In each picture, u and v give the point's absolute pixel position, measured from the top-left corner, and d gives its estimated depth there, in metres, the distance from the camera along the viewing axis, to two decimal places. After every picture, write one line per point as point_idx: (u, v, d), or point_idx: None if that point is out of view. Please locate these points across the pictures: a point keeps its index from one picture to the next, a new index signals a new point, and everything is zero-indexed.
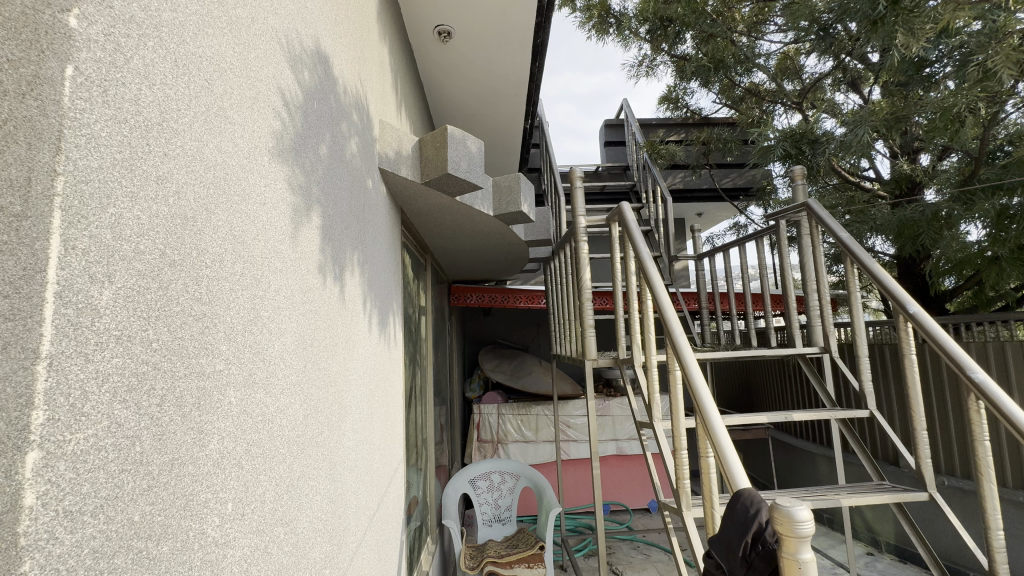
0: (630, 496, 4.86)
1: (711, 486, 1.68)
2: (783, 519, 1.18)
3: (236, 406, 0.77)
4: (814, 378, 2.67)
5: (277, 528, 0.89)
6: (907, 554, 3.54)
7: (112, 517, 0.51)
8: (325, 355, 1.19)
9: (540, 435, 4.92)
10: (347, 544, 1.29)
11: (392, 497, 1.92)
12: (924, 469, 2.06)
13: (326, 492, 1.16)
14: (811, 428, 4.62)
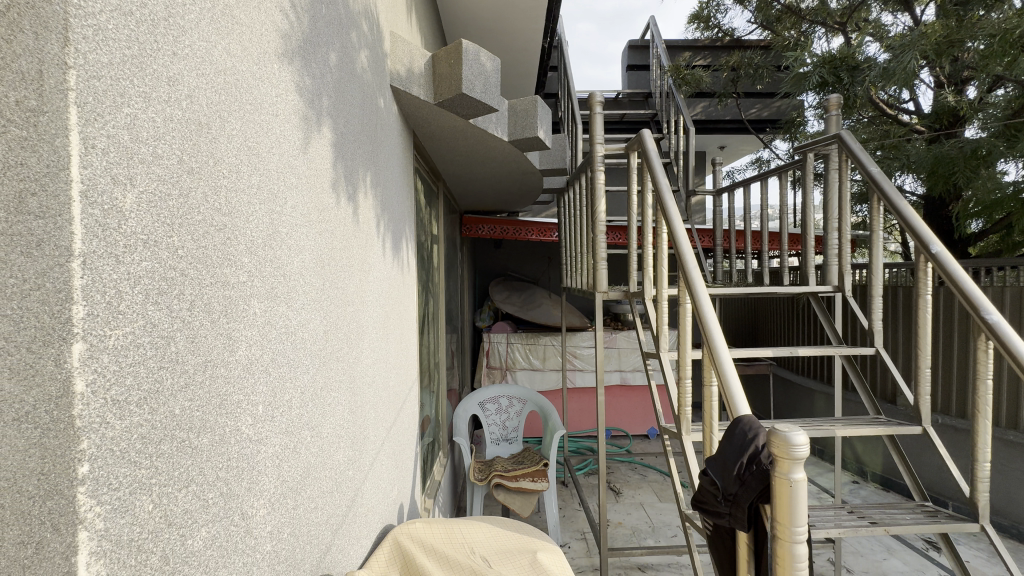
0: (631, 423, 5.10)
1: (712, 413, 1.75)
2: (780, 443, 1.24)
3: (261, 317, 0.79)
4: (824, 316, 2.68)
5: (305, 431, 0.96)
6: (891, 483, 3.74)
7: (155, 408, 0.55)
8: (342, 276, 1.21)
9: (547, 364, 5.09)
10: (367, 451, 1.39)
11: (408, 413, 2.04)
12: (921, 405, 2.12)
13: (347, 404, 1.22)
14: (814, 366, 4.71)
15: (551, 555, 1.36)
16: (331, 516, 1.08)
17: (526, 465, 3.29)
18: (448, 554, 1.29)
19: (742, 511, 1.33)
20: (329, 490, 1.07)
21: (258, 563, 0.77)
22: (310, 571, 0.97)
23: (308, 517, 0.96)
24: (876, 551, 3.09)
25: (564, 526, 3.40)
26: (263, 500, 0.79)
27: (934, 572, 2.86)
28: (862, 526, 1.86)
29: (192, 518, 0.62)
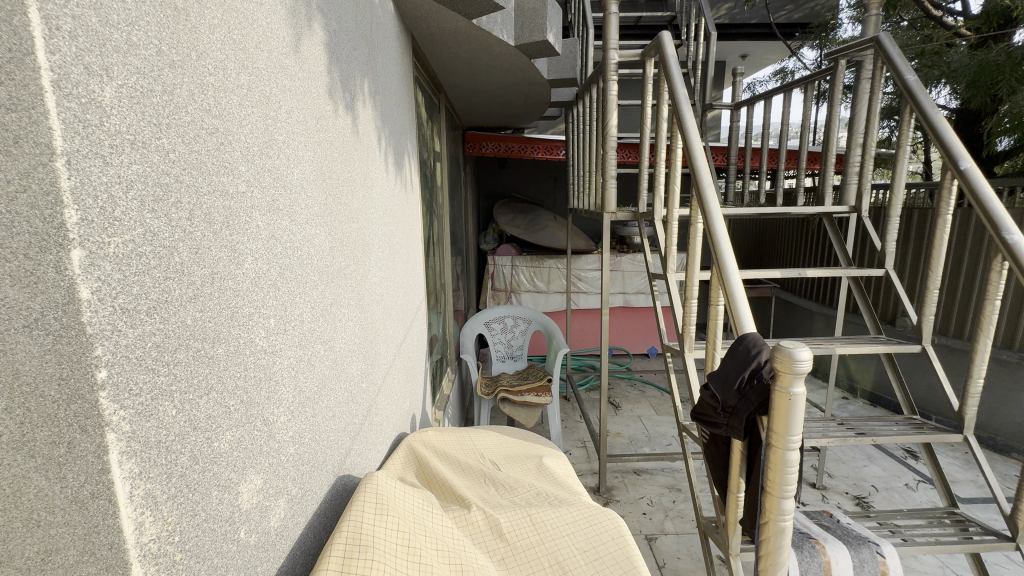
0: (632, 344, 5.24)
1: (716, 332, 1.78)
2: (784, 358, 1.25)
3: (265, 230, 0.77)
4: (836, 237, 2.63)
5: (318, 344, 0.97)
6: (879, 399, 3.91)
7: (166, 318, 0.55)
8: (345, 192, 1.17)
9: (552, 286, 5.13)
10: (379, 365, 1.43)
11: (416, 330, 2.09)
12: (924, 325, 2.14)
13: (357, 320, 1.24)
14: (818, 289, 4.73)
15: (557, 460, 1.45)
16: (348, 424, 1.14)
17: (530, 380, 3.44)
18: (458, 458, 1.36)
19: (739, 422, 1.40)
20: (345, 400, 1.12)
21: (283, 463, 0.81)
22: (332, 471, 1.03)
23: (326, 424, 1.01)
24: (857, 459, 3.30)
25: (566, 435, 3.62)
26: (283, 409, 0.82)
27: (910, 477, 3.07)
28: (851, 436, 1.96)
29: (217, 423, 0.64)
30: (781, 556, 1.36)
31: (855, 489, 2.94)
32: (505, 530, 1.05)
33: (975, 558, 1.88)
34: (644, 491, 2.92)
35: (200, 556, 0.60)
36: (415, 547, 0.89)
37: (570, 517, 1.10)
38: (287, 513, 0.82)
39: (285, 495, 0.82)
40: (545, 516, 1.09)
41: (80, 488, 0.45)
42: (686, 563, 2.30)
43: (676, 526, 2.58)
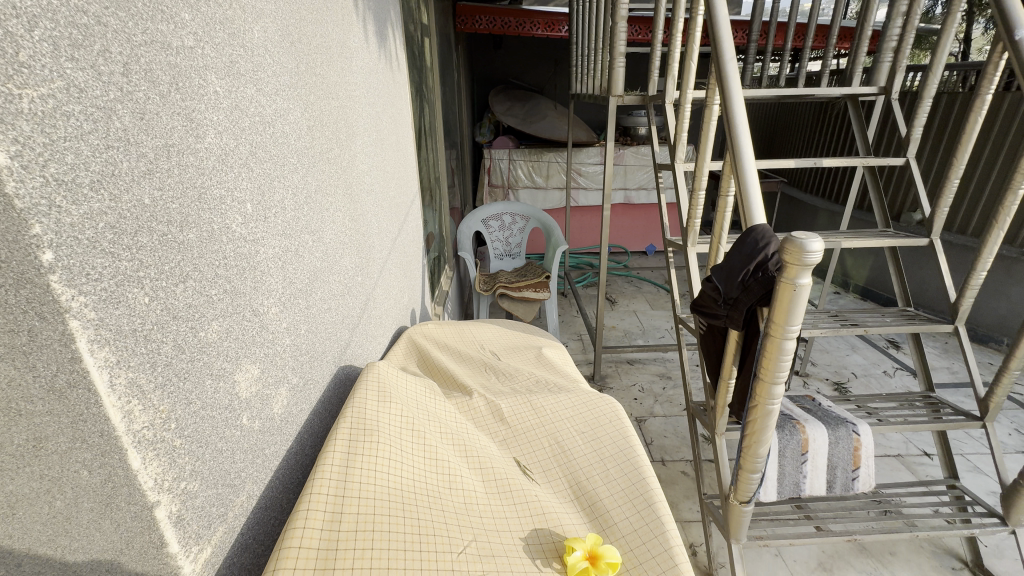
0: (631, 241, 5.20)
1: (723, 224, 1.71)
2: (793, 250, 1.18)
3: (225, 99, 0.66)
4: (858, 123, 2.44)
5: (304, 234, 0.91)
6: (870, 294, 3.99)
7: (118, 196, 0.48)
8: (319, 61, 1.02)
9: (551, 182, 4.93)
10: (373, 260, 1.38)
11: (411, 225, 2.01)
12: (936, 218, 2.07)
13: (347, 211, 1.16)
14: (826, 184, 4.57)
15: (556, 350, 1.48)
16: (346, 316, 1.12)
17: (529, 277, 3.44)
18: (459, 349, 1.37)
19: (738, 314, 1.40)
20: (340, 293, 1.09)
21: (280, 353, 0.80)
22: (332, 361, 1.03)
23: (323, 316, 0.99)
24: (841, 349, 3.45)
25: (563, 329, 3.73)
26: (273, 300, 0.79)
27: (888, 364, 3.23)
28: (844, 327, 2.00)
29: (199, 312, 0.60)
30: (766, 435, 1.44)
31: (835, 376, 3.10)
32: (506, 415, 1.09)
33: (941, 434, 2.04)
34: (636, 379, 3.09)
35: (201, 441, 0.60)
36: (418, 429, 0.92)
37: (570, 402, 1.13)
38: (290, 400, 0.83)
39: (286, 384, 0.82)
40: (545, 403, 1.12)
41: (55, 377, 0.43)
42: (672, 441, 2.49)
43: (664, 409, 2.76)
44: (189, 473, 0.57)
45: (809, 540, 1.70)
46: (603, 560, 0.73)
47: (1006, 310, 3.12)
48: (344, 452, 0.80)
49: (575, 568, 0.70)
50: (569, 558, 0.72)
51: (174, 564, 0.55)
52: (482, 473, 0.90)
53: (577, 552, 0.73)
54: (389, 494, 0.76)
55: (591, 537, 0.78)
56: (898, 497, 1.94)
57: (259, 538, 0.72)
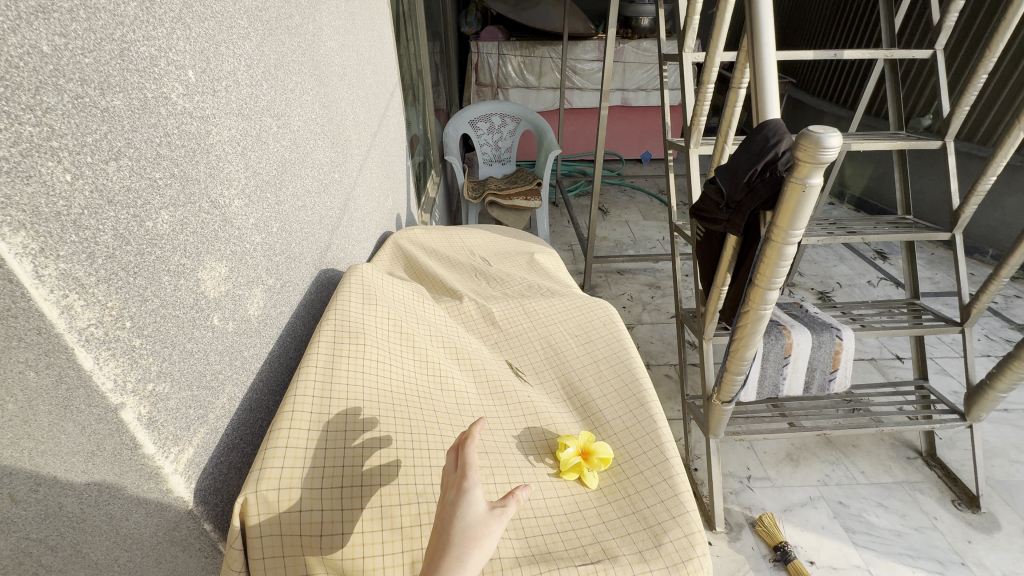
0: (626, 148, 4.96)
1: (730, 121, 1.58)
2: (808, 146, 1.08)
3: None
4: (887, 8, 2.19)
5: (266, 116, 0.79)
6: (865, 204, 3.93)
7: (3, 39, 0.37)
8: None
9: (544, 80, 4.55)
10: (352, 157, 1.26)
11: (392, 122, 1.84)
12: (954, 119, 1.94)
13: (317, 96, 1.02)
14: (836, 86, 4.29)
15: (548, 255, 1.42)
16: (324, 216, 1.04)
17: (519, 184, 3.29)
18: (446, 254, 1.31)
19: (740, 218, 1.34)
20: (315, 191, 0.99)
21: (250, 251, 0.73)
22: (312, 264, 0.97)
23: (297, 215, 0.90)
24: (829, 260, 3.46)
25: (553, 239, 3.67)
26: (236, 191, 0.70)
27: (873, 274, 3.27)
28: (840, 234, 1.95)
29: (142, 198, 0.52)
30: (754, 339, 1.45)
31: (821, 285, 3.14)
32: (498, 319, 1.06)
33: (917, 339, 2.11)
34: (625, 288, 3.10)
35: (166, 342, 0.54)
36: (407, 331, 0.88)
37: (564, 306, 1.10)
38: (267, 302, 0.77)
39: (261, 284, 0.76)
40: (538, 306, 1.09)
41: None
42: (657, 347, 2.56)
43: (652, 317, 2.80)
44: (157, 375, 0.53)
45: (781, 434, 1.81)
46: (595, 455, 0.74)
47: (997, 222, 3.10)
48: (329, 353, 0.76)
49: (568, 464, 0.71)
50: (562, 454, 0.72)
51: (154, 465, 0.53)
52: (473, 375, 0.89)
53: (569, 447, 0.73)
54: (378, 393, 0.74)
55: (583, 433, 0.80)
56: (868, 396, 2.05)
57: (246, 438, 0.71)
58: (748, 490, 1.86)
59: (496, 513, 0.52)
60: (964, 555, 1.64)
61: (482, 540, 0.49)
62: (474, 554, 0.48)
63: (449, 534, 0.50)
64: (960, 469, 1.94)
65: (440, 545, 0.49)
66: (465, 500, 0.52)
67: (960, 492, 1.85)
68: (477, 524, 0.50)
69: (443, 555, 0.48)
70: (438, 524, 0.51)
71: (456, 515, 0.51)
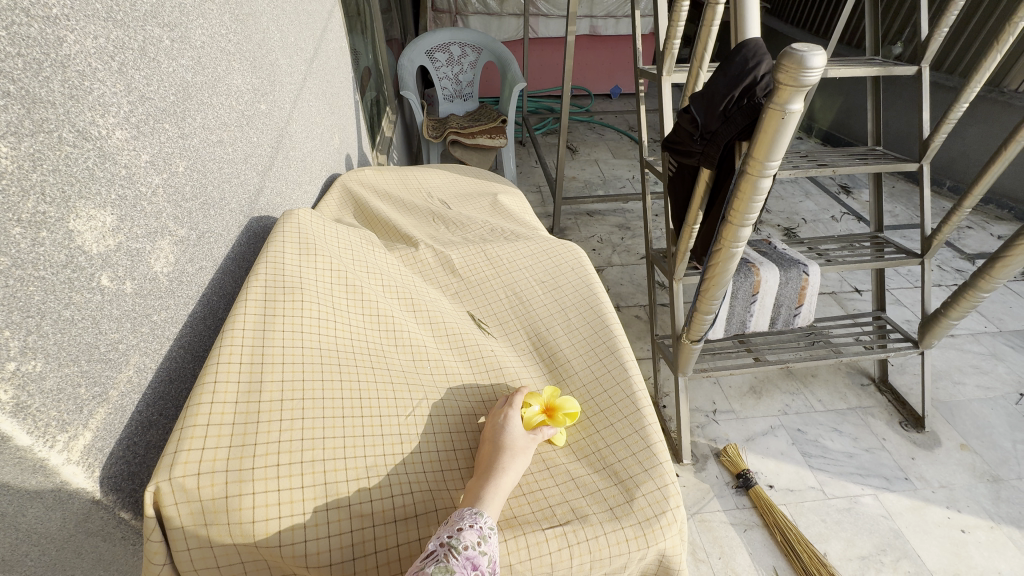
0: (594, 82, 4.72)
1: (706, 43, 1.45)
2: (791, 68, 0.99)
3: None
4: None
5: (151, 25, 0.64)
6: (832, 139, 3.90)
7: None
8: None
9: (506, 5, 4.19)
10: (283, 86, 1.09)
11: (334, 47, 1.63)
12: (931, 43, 1.86)
13: (227, 6, 0.85)
14: (810, 13, 4.12)
15: (513, 197, 1.31)
16: (250, 155, 0.89)
17: (483, 122, 3.09)
18: (401, 198, 1.19)
19: (715, 151, 1.25)
20: (237, 126, 0.85)
21: (148, 196, 0.61)
22: (240, 211, 0.84)
23: (212, 154, 0.77)
24: (795, 196, 3.47)
25: (521, 181, 3.52)
26: (116, 119, 0.56)
27: (837, 210, 3.30)
28: (812, 167, 1.90)
29: None
30: (725, 278, 1.42)
31: (787, 222, 3.15)
32: (457, 266, 0.97)
33: (877, 272, 2.14)
34: (595, 231, 3.03)
35: (29, 310, 0.44)
36: (354, 283, 0.78)
37: (529, 251, 1.01)
38: (179, 256, 0.66)
39: (167, 234, 0.64)
40: (502, 251, 1.00)
41: None
42: (627, 288, 2.54)
43: (621, 259, 2.77)
44: (22, 352, 0.43)
45: (745, 369, 1.85)
46: (562, 413, 0.69)
47: (956, 153, 3.13)
48: (260, 314, 0.66)
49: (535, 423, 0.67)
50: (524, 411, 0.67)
51: (36, 457, 0.44)
52: (431, 329, 0.81)
53: (533, 404, 0.68)
54: (322, 356, 0.66)
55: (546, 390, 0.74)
56: (828, 329, 2.10)
57: (166, 413, 0.62)
58: (714, 423, 1.92)
59: (534, 437, 0.65)
60: (907, 471, 1.75)
61: (525, 450, 0.63)
62: (518, 460, 0.62)
63: (500, 445, 0.62)
64: (908, 393, 2.04)
65: (493, 453, 0.62)
66: (511, 422, 0.64)
67: (907, 414, 1.96)
68: (521, 439, 0.63)
69: (498, 458, 0.61)
70: (489, 437, 0.63)
71: (506, 429, 0.64)
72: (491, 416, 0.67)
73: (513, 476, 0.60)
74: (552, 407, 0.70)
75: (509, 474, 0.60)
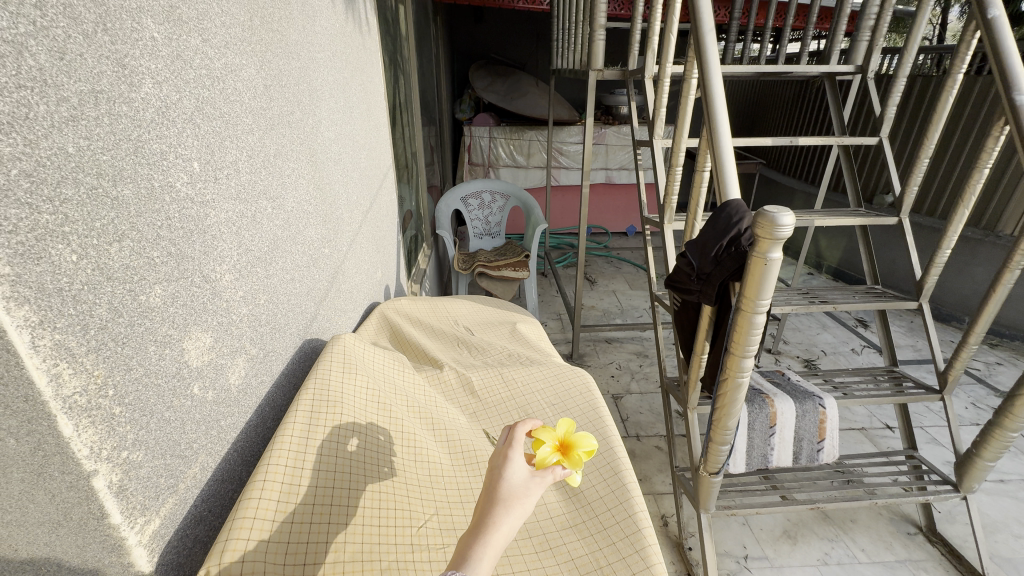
0: (611, 222, 5.21)
1: (698, 200, 1.70)
2: (765, 225, 1.17)
3: (164, 47, 0.62)
4: (834, 103, 2.42)
5: (262, 199, 0.87)
6: (842, 275, 4.08)
7: (36, 142, 0.44)
8: (278, 13, 0.97)
9: (532, 161, 4.88)
10: (342, 232, 1.34)
11: (385, 199, 1.96)
12: (906, 197, 2.08)
13: (311, 179, 1.11)
14: (802, 166, 4.63)
15: (530, 325, 1.46)
16: (311, 288, 1.08)
17: (508, 256, 3.41)
18: (432, 324, 1.35)
19: (712, 289, 1.41)
20: (305, 265, 1.05)
21: (237, 321, 0.77)
22: (297, 334, 1.01)
23: (285, 287, 0.95)
24: (812, 328, 3.54)
25: (542, 309, 3.74)
26: (227, 267, 0.75)
27: (857, 343, 3.33)
28: (812, 304, 2.02)
29: (139, 275, 0.56)
30: (735, 407, 1.47)
31: (806, 353, 3.19)
32: (477, 388, 1.08)
33: (901, 407, 2.11)
34: (614, 357, 3.12)
35: (145, 410, 0.57)
36: (385, 402, 0.90)
37: (541, 376, 1.12)
38: (247, 371, 0.80)
39: (244, 353, 0.79)
40: (517, 375, 1.12)
41: None
42: (646, 417, 2.54)
43: (640, 386, 2.80)
44: (132, 444, 0.55)
45: (773, 509, 1.76)
46: (577, 450, 0.71)
47: (967, 290, 3.23)
48: (304, 422, 0.77)
49: (545, 463, 0.64)
50: (537, 451, 0.66)
51: (119, 536, 0.53)
52: (449, 446, 0.90)
53: (544, 446, 0.67)
54: (351, 467, 0.75)
55: (563, 426, 0.76)
56: (859, 468, 2.02)
57: (215, 510, 0.70)
58: (746, 570, 1.77)
59: (537, 480, 0.59)
60: None
61: (525, 498, 0.57)
62: (513, 512, 0.56)
63: (495, 495, 0.57)
64: (963, 545, 1.86)
65: (488, 504, 0.56)
66: (510, 467, 0.59)
67: (966, 570, 1.77)
68: (520, 486, 0.58)
69: (491, 511, 0.55)
70: (486, 486, 0.58)
71: (505, 475, 0.58)
72: (493, 456, 0.61)
73: (509, 527, 0.55)
74: (568, 447, 0.71)
75: (503, 527, 0.54)
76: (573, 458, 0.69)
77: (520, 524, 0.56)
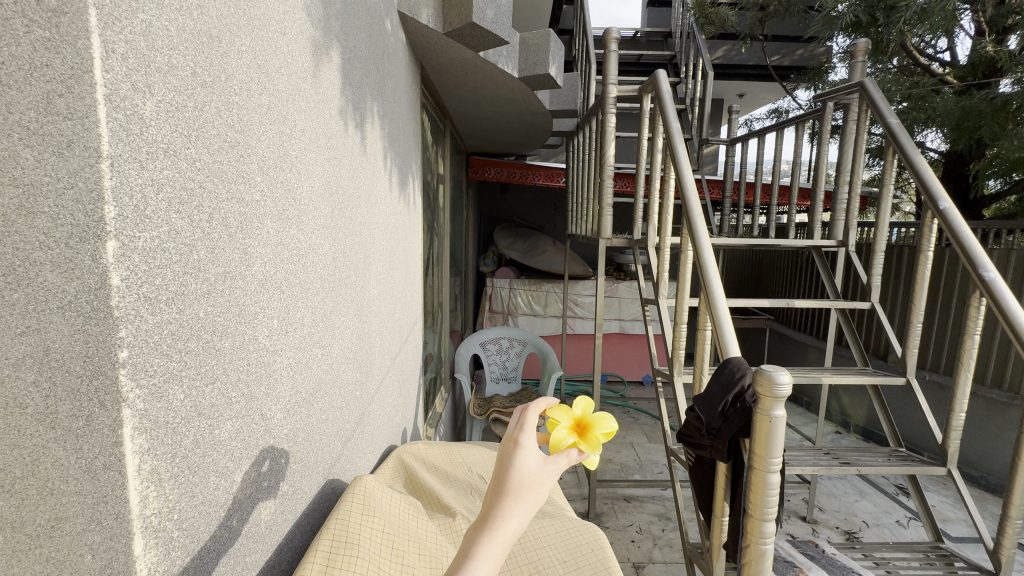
0: (627, 370, 5.27)
1: (703, 354, 1.82)
2: (764, 381, 1.26)
3: (274, 237, 0.83)
4: (824, 271, 2.66)
5: (316, 348, 1.02)
6: (871, 435, 3.91)
7: (182, 309, 0.60)
8: (351, 203, 1.25)
9: (549, 310, 5.18)
10: (373, 374, 1.47)
11: (412, 345, 2.13)
12: (908, 358, 2.15)
13: (355, 330, 1.28)
14: (810, 323, 4.79)
15: None
16: (340, 428, 1.17)
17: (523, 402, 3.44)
18: (446, 470, 1.38)
19: (723, 445, 1.43)
20: (339, 407, 1.16)
21: (278, 456, 0.86)
22: (322, 474, 1.06)
23: (320, 426, 1.05)
24: (848, 494, 3.29)
25: None
26: (280, 406, 0.87)
27: (901, 514, 3.05)
28: (834, 464, 1.97)
29: (218, 412, 0.68)
30: None
31: (845, 524, 2.93)
32: None
33: None
34: (634, 519, 2.91)
35: (195, 537, 0.63)
36: (399, 549, 0.93)
37: (552, 530, 1.11)
38: (277, 507, 0.86)
39: (276, 491, 0.86)
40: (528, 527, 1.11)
41: (95, 458, 0.49)
42: None
43: (664, 555, 2.56)
44: (178, 569, 0.60)
45: None
46: (594, 430, 0.74)
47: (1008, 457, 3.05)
48: (321, 565, 0.80)
49: (560, 444, 0.71)
50: (552, 434, 0.72)
51: None
52: None
53: (560, 427, 0.73)
54: None
55: (580, 404, 0.79)
56: None
57: None
58: None
59: (547, 468, 0.63)
60: None
61: (535, 487, 0.62)
62: (522, 503, 0.61)
63: (505, 484, 0.61)
64: None
65: (498, 493, 0.61)
66: (522, 459, 0.62)
67: None
68: (530, 477, 0.62)
69: (500, 503, 0.60)
70: (498, 475, 0.62)
71: (516, 464, 0.62)
72: (506, 440, 0.65)
73: (516, 518, 0.60)
74: (585, 427, 0.75)
75: (511, 518, 0.60)
76: (589, 439, 0.73)
77: (529, 513, 0.62)
